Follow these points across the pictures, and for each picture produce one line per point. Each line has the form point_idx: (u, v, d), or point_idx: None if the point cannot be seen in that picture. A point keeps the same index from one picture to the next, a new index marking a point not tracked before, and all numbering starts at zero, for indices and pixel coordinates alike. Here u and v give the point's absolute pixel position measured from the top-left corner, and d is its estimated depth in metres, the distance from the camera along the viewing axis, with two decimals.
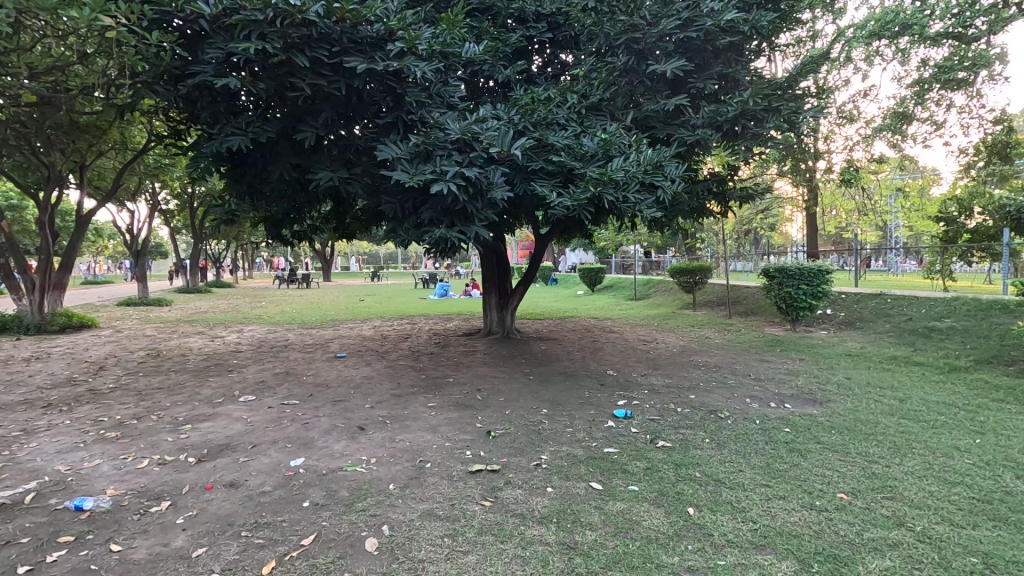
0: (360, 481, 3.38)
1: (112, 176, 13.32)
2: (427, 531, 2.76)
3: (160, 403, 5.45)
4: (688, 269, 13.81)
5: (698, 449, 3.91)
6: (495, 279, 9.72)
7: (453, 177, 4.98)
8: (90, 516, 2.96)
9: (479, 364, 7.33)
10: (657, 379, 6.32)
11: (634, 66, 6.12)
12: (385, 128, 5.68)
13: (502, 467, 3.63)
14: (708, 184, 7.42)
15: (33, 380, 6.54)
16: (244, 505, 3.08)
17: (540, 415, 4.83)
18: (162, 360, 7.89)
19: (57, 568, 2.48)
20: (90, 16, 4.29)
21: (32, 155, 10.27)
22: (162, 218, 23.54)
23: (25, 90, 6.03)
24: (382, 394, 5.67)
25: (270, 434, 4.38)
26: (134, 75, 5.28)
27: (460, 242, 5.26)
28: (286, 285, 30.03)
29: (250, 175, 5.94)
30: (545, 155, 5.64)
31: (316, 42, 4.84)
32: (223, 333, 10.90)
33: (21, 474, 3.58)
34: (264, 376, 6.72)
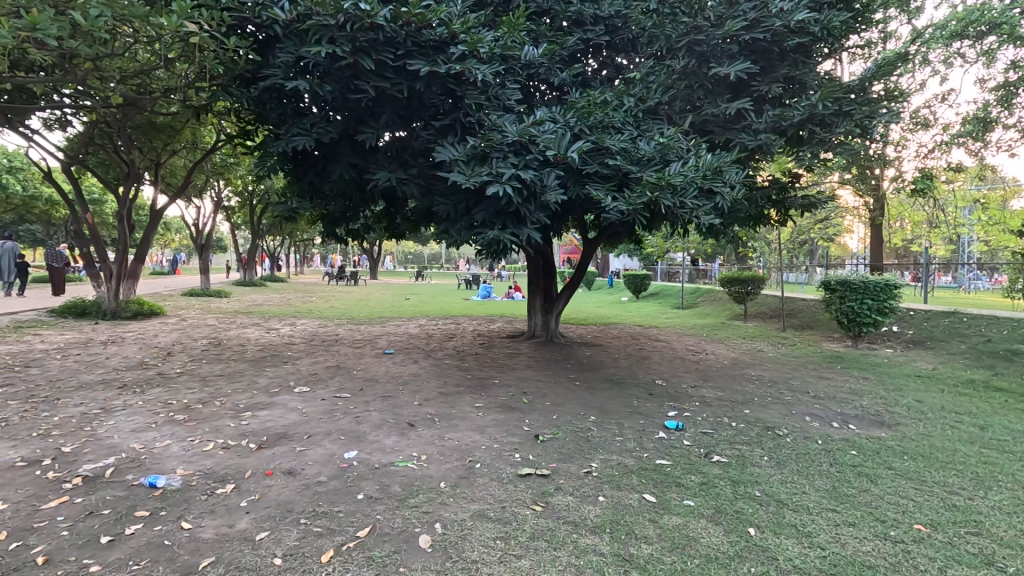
0: (412, 478, 3.42)
1: (182, 174, 14.17)
2: (480, 533, 2.75)
3: (223, 389, 5.74)
4: (738, 278, 13.35)
5: (757, 467, 3.75)
6: (541, 282, 9.69)
7: (509, 179, 4.99)
8: (162, 493, 3.13)
9: (524, 366, 7.32)
10: (709, 392, 6.11)
11: (695, 68, 5.96)
12: (443, 131, 5.78)
13: (551, 472, 3.60)
14: (767, 191, 7.15)
15: (109, 362, 7.03)
16: (302, 493, 3.18)
17: (589, 422, 4.76)
18: (223, 349, 8.31)
19: (136, 540, 2.62)
20: (176, 22, 4.60)
21: (114, 152, 11.05)
22: (225, 214, 24.89)
23: (113, 92, 6.48)
24: (430, 392, 5.76)
25: (324, 425, 4.51)
26: (210, 79, 5.60)
27: (513, 244, 5.27)
28: (335, 281, 31.14)
29: (311, 174, 6.16)
30: (600, 158, 5.58)
31: (382, 46, 5.00)
32: (277, 325, 11.36)
33: (102, 449, 3.84)
34: (317, 368, 6.96)
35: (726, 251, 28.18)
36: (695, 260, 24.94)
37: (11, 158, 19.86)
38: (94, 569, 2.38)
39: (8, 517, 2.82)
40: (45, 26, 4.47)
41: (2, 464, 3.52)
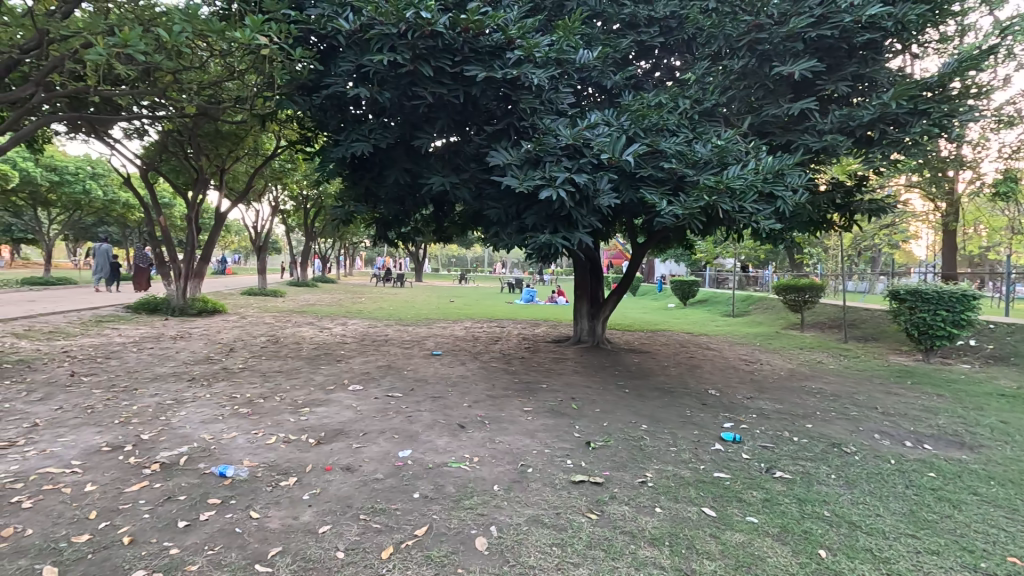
0: (465, 479, 3.44)
1: (244, 179, 14.95)
2: (535, 538, 2.74)
3: (282, 385, 5.99)
4: (794, 285, 12.75)
5: (823, 486, 3.55)
6: (588, 286, 9.59)
7: (562, 183, 4.97)
8: (231, 483, 3.28)
9: (571, 371, 7.27)
10: (767, 404, 5.84)
11: (756, 68, 5.79)
12: (495, 135, 5.85)
13: (605, 480, 3.54)
14: (832, 195, 6.80)
15: (179, 356, 7.48)
16: (360, 489, 3.27)
17: (640, 431, 4.66)
18: (281, 346, 8.69)
19: (210, 526, 2.76)
20: (249, 35, 4.87)
21: (185, 159, 11.78)
22: (282, 218, 26.07)
23: (188, 102, 6.90)
24: (479, 394, 5.80)
25: (378, 423, 4.63)
26: (276, 88, 5.89)
27: (563, 248, 5.23)
28: (383, 283, 32.04)
29: (367, 179, 6.34)
30: (654, 162, 5.48)
31: (441, 53, 5.12)
32: (330, 324, 11.77)
33: (175, 438, 4.07)
34: (369, 367, 7.15)
35: (779, 257, 27.02)
36: (746, 266, 24.08)
37: (95, 165, 21.54)
38: (173, 552, 2.52)
39: (96, 498, 3.03)
40: (134, 42, 4.84)
41: (90, 448, 3.81)
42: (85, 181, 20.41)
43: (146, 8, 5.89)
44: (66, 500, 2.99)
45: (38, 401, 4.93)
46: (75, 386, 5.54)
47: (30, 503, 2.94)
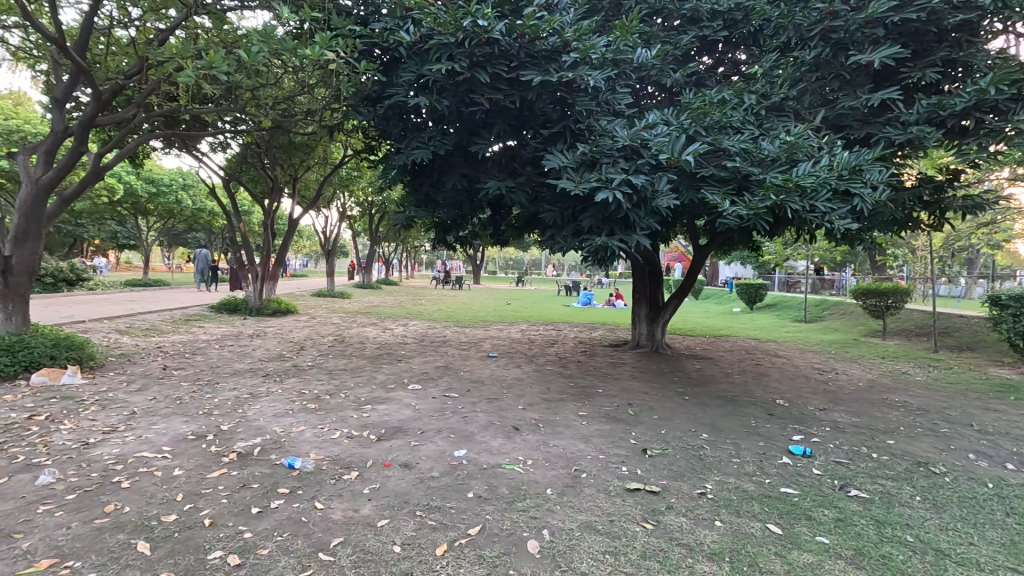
0: (519, 481, 3.46)
1: (315, 187, 15.85)
2: (588, 545, 2.71)
3: (346, 382, 6.29)
4: (874, 289, 11.81)
5: (906, 508, 3.26)
6: (646, 290, 9.36)
7: (619, 185, 4.89)
8: (299, 474, 3.49)
9: (629, 377, 7.11)
10: (843, 416, 5.44)
11: (830, 58, 5.44)
12: (552, 138, 5.87)
13: (662, 489, 3.44)
14: (919, 191, 6.24)
15: (256, 353, 8.03)
16: (417, 486, 3.36)
17: (701, 440, 4.48)
18: (346, 345, 9.12)
19: (279, 514, 2.95)
20: (319, 52, 5.19)
21: (262, 169, 12.63)
22: (349, 223, 27.36)
23: (264, 116, 7.40)
24: (534, 397, 5.80)
25: (435, 423, 4.74)
26: (343, 100, 6.21)
27: (620, 251, 5.13)
28: (442, 285, 32.84)
29: (426, 184, 6.52)
30: (717, 161, 5.31)
31: (497, 59, 5.22)
32: (391, 325, 12.19)
33: (250, 430, 4.38)
34: (427, 367, 7.35)
35: (859, 258, 25.14)
36: (819, 269, 22.61)
37: (186, 177, 23.61)
38: (247, 535, 2.70)
39: (182, 481, 3.32)
40: (219, 64, 5.28)
41: (178, 436, 4.17)
42: (177, 191, 22.40)
43: (229, 32, 6.41)
44: (157, 482, 3.29)
45: (136, 391, 5.46)
46: (166, 379, 6.10)
47: (128, 483, 3.26)
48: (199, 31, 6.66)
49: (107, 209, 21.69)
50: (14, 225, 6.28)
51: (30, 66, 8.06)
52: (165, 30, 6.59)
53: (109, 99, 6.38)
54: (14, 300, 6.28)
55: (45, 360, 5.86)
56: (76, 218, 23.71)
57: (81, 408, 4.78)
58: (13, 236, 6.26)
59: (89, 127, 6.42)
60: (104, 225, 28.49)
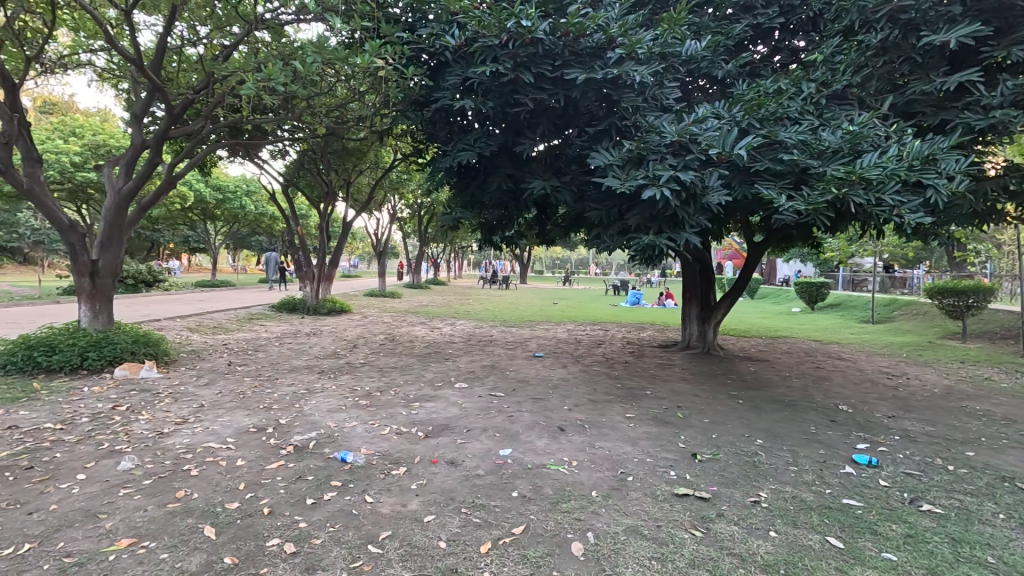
0: (564, 482, 3.45)
1: (367, 191, 16.42)
2: (634, 550, 2.66)
3: (396, 380, 6.47)
4: (951, 288, 10.91)
5: (987, 527, 2.99)
6: (697, 289, 9.08)
7: (667, 181, 4.76)
8: (351, 467, 3.63)
9: (678, 379, 6.92)
10: (914, 425, 5.07)
11: (899, 40, 4.98)
12: (597, 136, 5.81)
13: (712, 495, 3.32)
14: (1004, 180, 5.70)
15: (312, 350, 8.41)
16: (463, 483, 3.41)
17: (755, 446, 4.30)
18: (397, 344, 9.38)
19: (332, 505, 3.07)
20: (369, 59, 5.38)
21: (317, 174, 13.20)
22: (399, 225, 28.12)
23: (319, 123, 7.72)
24: (580, 398, 5.76)
25: (481, 421, 4.79)
26: (392, 105, 6.40)
27: (669, 250, 5.00)
28: (490, 284, 33.14)
29: (473, 185, 6.60)
30: (772, 154, 5.07)
31: (541, 59, 5.25)
32: (440, 325, 12.43)
33: (306, 424, 4.58)
34: (474, 366, 7.44)
35: (934, 254, 23.31)
36: (889, 266, 21.14)
37: (249, 183, 25.05)
38: (302, 525, 2.83)
39: (244, 471, 3.53)
40: (277, 75, 5.57)
41: (241, 428, 4.44)
42: (241, 197, 23.80)
43: (286, 45, 6.75)
44: (222, 471, 3.51)
45: (204, 386, 5.85)
46: (231, 374, 6.49)
47: (196, 471, 3.50)
48: (259, 46, 7.04)
49: (180, 215, 23.36)
50: (100, 231, 6.86)
51: (113, 85, 8.80)
52: (229, 45, 7.01)
53: (181, 112, 6.85)
54: (100, 300, 6.84)
55: (126, 355, 6.38)
56: (153, 225, 25.71)
57: (157, 400, 5.17)
58: (100, 241, 6.85)
59: (163, 140, 6.90)
60: (178, 230, 30.69)
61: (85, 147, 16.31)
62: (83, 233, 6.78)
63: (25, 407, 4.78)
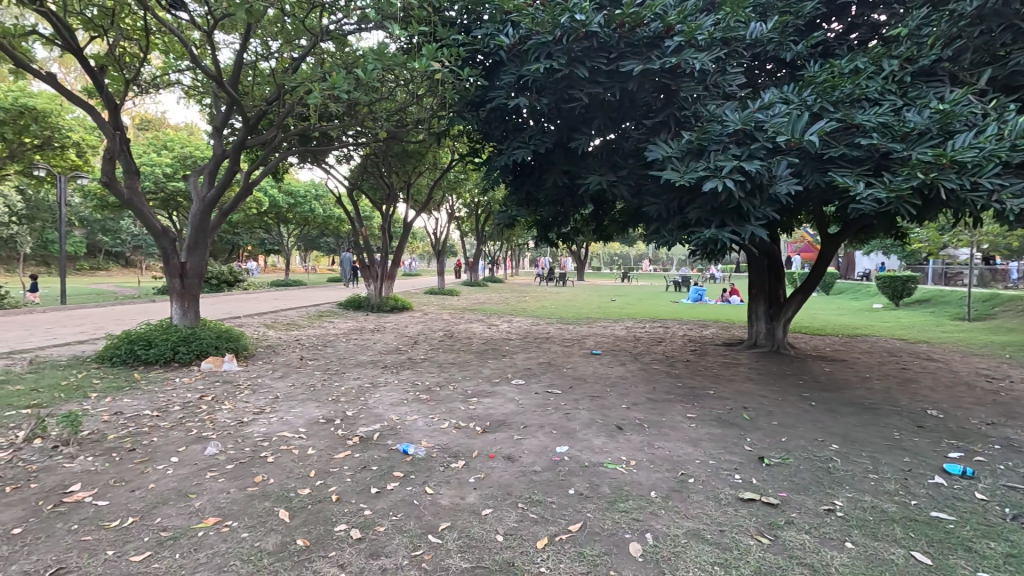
0: (621, 481, 3.40)
1: (426, 191, 16.87)
2: (695, 553, 2.58)
3: (455, 375, 6.62)
4: None
5: None
6: (765, 285, 8.62)
7: (730, 172, 4.57)
8: (412, 459, 3.76)
9: (744, 378, 6.61)
10: (1018, 434, 4.55)
11: (1000, 7, 4.34)
12: (655, 129, 5.67)
13: (780, 502, 3.16)
14: None
15: (376, 346, 8.77)
16: (519, 478, 3.45)
17: (829, 451, 4.04)
18: (455, 341, 9.59)
19: (394, 495, 3.20)
20: (426, 63, 5.54)
21: (379, 177, 13.72)
22: (457, 224, 28.68)
23: (381, 127, 8.02)
24: (639, 396, 5.64)
25: (538, 418, 4.81)
26: (449, 107, 6.54)
27: (732, 244, 4.79)
28: (546, 282, 33.13)
29: (528, 183, 6.62)
30: (848, 139, 4.73)
31: (596, 52, 5.20)
32: (497, 322, 12.57)
33: (371, 416, 4.80)
34: (531, 363, 7.47)
35: None
36: (988, 258, 19.08)
37: (317, 188, 26.47)
38: (367, 513, 2.97)
39: (315, 459, 3.75)
40: (340, 84, 5.83)
41: (312, 418, 4.71)
42: (311, 201, 25.17)
43: (349, 54, 7.06)
44: (295, 459, 3.75)
45: (279, 378, 6.26)
46: (303, 368, 6.90)
47: (272, 458, 3.76)
48: (325, 56, 7.40)
49: (257, 219, 25.06)
50: (188, 236, 7.50)
51: (198, 101, 9.56)
52: (297, 57, 7.42)
53: (256, 123, 7.32)
54: (189, 300, 7.45)
55: (211, 349, 6.93)
56: (234, 229, 27.73)
57: (238, 391, 5.60)
58: (188, 245, 7.49)
59: (240, 149, 7.41)
60: (255, 234, 32.94)
61: (175, 159, 17.91)
62: (173, 238, 7.41)
63: (128, 395, 5.31)
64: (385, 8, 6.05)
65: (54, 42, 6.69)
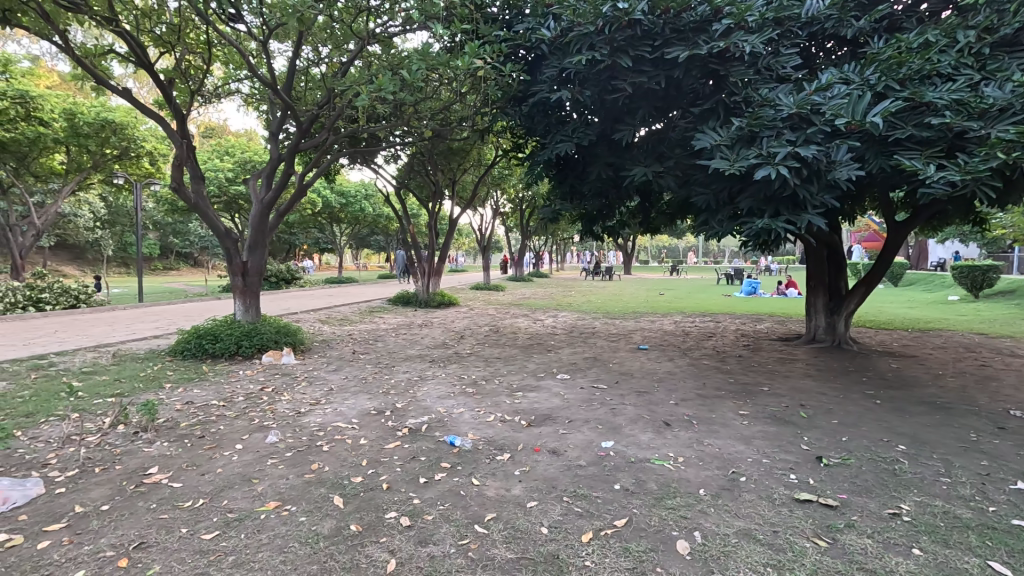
0: (668, 478, 3.34)
1: (471, 188, 17.05)
2: (746, 554, 2.51)
3: (500, 369, 6.69)
4: None
5: None
6: (824, 277, 8.18)
7: (784, 159, 4.37)
8: (458, 451, 3.84)
9: (801, 374, 6.32)
10: None
11: None
12: (703, 116, 5.49)
13: (840, 504, 3.01)
14: None
15: (424, 340, 8.98)
16: (565, 472, 3.45)
17: (896, 452, 3.80)
18: (501, 335, 9.68)
19: (441, 485, 3.28)
20: (468, 60, 5.60)
21: (426, 175, 13.99)
22: (502, 219, 28.81)
23: (426, 126, 8.17)
24: (687, 392, 5.50)
25: (583, 412, 4.79)
26: (492, 103, 6.59)
27: (787, 234, 4.57)
28: (592, 276, 32.79)
29: (572, 177, 6.57)
30: (917, 118, 4.41)
31: (640, 41, 5.11)
32: (542, 317, 12.57)
33: (419, 408, 4.94)
34: (576, 358, 7.43)
35: None
36: None
37: (367, 188, 27.32)
38: (416, 501, 3.07)
39: (367, 449, 3.90)
40: (386, 86, 5.99)
41: (364, 410, 4.90)
42: (361, 201, 26.01)
43: (395, 55, 7.23)
44: (348, 448, 3.92)
45: (333, 371, 6.54)
46: (355, 361, 7.18)
47: (327, 447, 3.94)
48: (372, 59, 7.61)
49: (312, 219, 26.15)
50: (249, 236, 7.92)
51: (256, 108, 10.07)
52: (347, 61, 7.68)
53: (309, 127, 7.63)
54: (250, 297, 7.88)
55: (271, 343, 7.31)
56: (291, 229, 29.06)
57: (295, 383, 5.89)
58: (248, 245, 7.92)
59: (295, 152, 7.75)
60: (310, 233, 34.37)
61: (236, 164, 18.98)
62: (236, 239, 7.86)
63: (198, 386, 5.71)
64: (428, 8, 6.15)
65: (128, 60, 7.23)
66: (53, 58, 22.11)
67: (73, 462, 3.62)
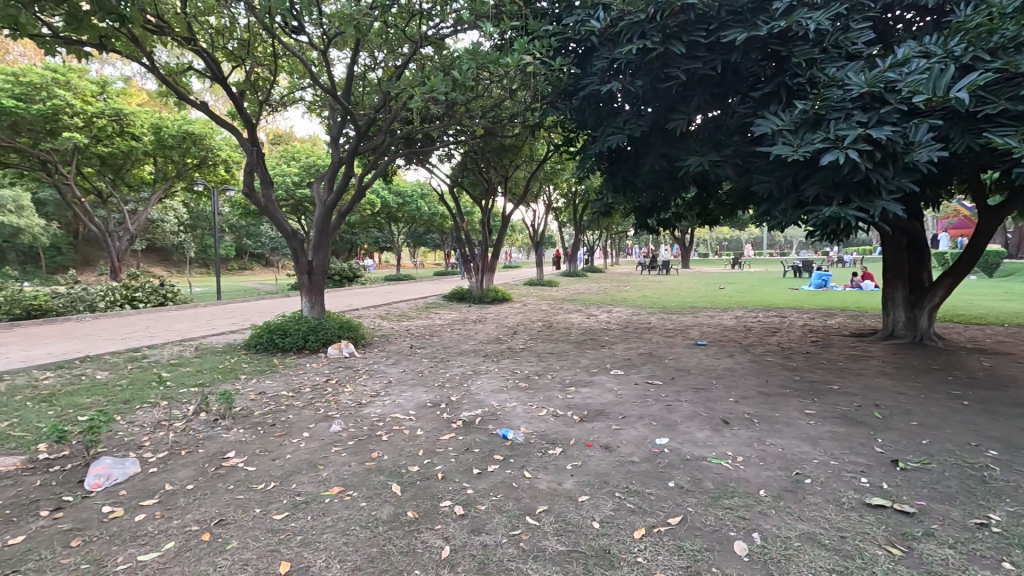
0: (726, 477, 3.23)
1: (524, 184, 17.10)
2: (809, 558, 2.39)
3: (553, 364, 6.70)
4: None
5: None
6: (904, 268, 7.55)
7: (854, 142, 4.09)
8: (510, 444, 3.90)
9: (877, 372, 5.89)
10: None
11: None
12: (764, 100, 5.27)
13: (918, 511, 2.80)
14: None
15: (478, 335, 9.13)
16: (617, 468, 3.42)
17: (985, 458, 3.48)
18: (554, 331, 9.67)
19: (493, 477, 3.34)
20: (517, 57, 5.62)
21: (478, 172, 14.17)
22: (555, 215, 28.66)
23: (478, 124, 8.27)
24: (749, 389, 5.28)
25: (637, 409, 4.72)
26: (542, 98, 6.58)
27: (858, 222, 4.28)
28: (648, 271, 31.99)
29: (624, 169, 6.45)
30: (1011, 90, 3.98)
31: (694, 26, 4.96)
32: (596, 312, 12.42)
33: (473, 402, 5.04)
34: (631, 354, 7.30)
35: None
36: None
37: (423, 187, 28.01)
38: (469, 491, 3.15)
39: (423, 440, 4.04)
40: (438, 86, 6.12)
41: (420, 402, 5.07)
42: (417, 200, 26.71)
43: (447, 56, 7.37)
44: (405, 439, 4.07)
45: (391, 365, 6.79)
46: (411, 356, 7.41)
47: (386, 437, 4.11)
48: (425, 61, 7.80)
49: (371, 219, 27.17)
50: (313, 237, 8.35)
51: (318, 115, 10.59)
52: (401, 65, 7.91)
53: (367, 130, 7.92)
54: (315, 294, 8.31)
55: (334, 338, 7.69)
56: (352, 229, 30.32)
57: (357, 376, 6.17)
58: (313, 245, 8.34)
59: (354, 155, 8.07)
60: (369, 233, 35.70)
61: (302, 169, 20.06)
62: (302, 239, 8.31)
63: (270, 377, 6.11)
64: (478, 8, 6.24)
65: (206, 75, 7.81)
66: (143, 78, 24.27)
67: (163, 445, 3.99)
